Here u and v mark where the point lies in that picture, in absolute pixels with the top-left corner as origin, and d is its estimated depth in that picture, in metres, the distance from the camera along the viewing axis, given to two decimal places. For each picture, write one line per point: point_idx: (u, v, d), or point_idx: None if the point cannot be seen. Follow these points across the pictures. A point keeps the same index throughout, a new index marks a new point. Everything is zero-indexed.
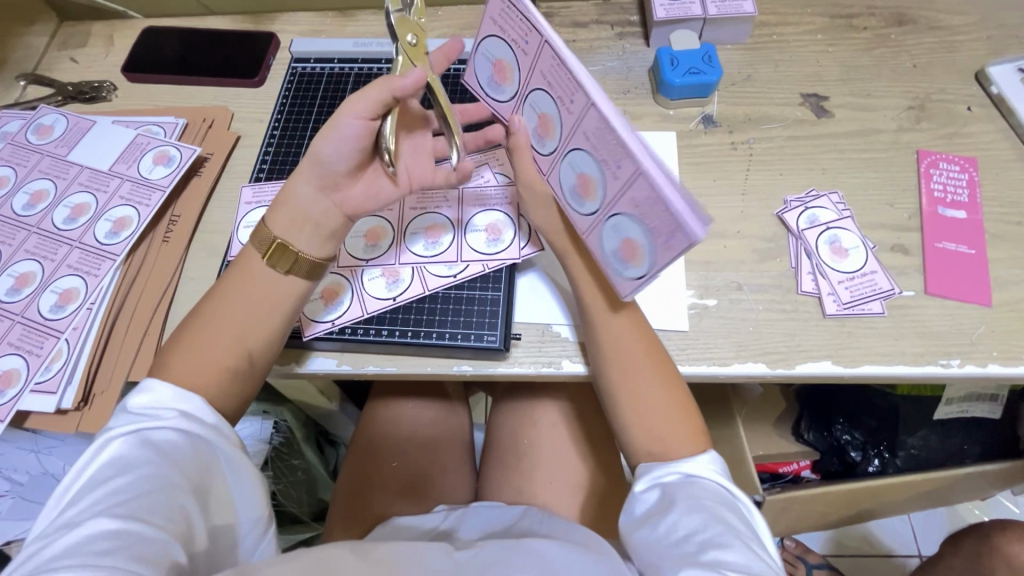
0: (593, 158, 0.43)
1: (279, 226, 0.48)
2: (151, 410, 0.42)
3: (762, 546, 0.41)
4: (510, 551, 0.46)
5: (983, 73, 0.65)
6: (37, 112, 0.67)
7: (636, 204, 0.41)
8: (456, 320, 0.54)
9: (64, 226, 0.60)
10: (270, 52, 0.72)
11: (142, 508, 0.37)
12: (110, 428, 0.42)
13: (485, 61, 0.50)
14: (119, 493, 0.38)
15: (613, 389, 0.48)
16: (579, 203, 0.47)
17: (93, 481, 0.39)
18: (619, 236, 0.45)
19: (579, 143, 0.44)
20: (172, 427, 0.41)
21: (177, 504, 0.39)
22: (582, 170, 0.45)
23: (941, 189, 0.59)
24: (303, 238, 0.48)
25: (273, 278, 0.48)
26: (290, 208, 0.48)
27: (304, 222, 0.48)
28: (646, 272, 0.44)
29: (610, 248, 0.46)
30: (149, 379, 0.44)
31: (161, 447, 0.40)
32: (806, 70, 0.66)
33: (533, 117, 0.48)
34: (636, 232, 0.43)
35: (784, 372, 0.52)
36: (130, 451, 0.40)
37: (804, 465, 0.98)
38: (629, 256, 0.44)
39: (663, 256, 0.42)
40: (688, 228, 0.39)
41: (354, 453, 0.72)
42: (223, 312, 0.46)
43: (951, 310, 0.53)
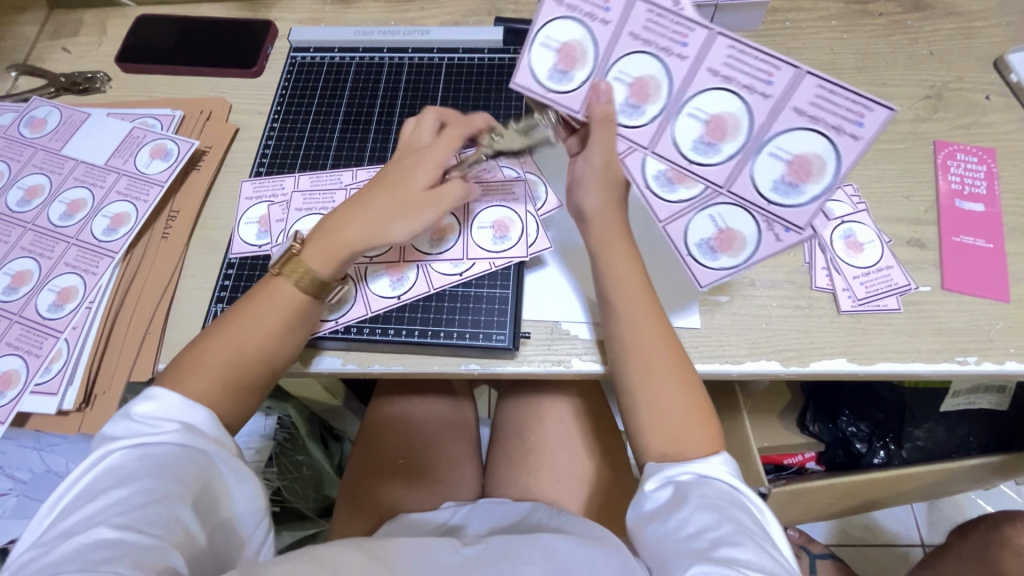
0: (729, 96, 0.44)
1: (319, 258, 0.48)
2: (155, 419, 0.41)
3: (776, 546, 0.41)
4: (518, 547, 0.45)
5: (1002, 60, 0.63)
6: (30, 105, 0.65)
7: (777, 156, 0.44)
8: (464, 319, 0.53)
9: (60, 222, 0.59)
10: (268, 41, 0.70)
11: (141, 519, 0.36)
12: (109, 435, 0.41)
13: (543, 52, 0.47)
14: (118, 504, 0.37)
15: (635, 386, 0.47)
16: (669, 190, 0.52)
17: (89, 490, 0.38)
18: (714, 227, 0.51)
19: (704, 82, 0.44)
20: (172, 440, 0.40)
21: (175, 515, 0.37)
22: (709, 116, 0.45)
23: (959, 181, 0.57)
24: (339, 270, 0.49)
25: (302, 298, 0.48)
26: (334, 244, 0.48)
27: (345, 255, 0.48)
28: (740, 261, 0.50)
29: (700, 236, 0.51)
30: (156, 387, 0.43)
31: (161, 459, 0.39)
32: (820, 58, 0.64)
33: (624, 87, 0.46)
34: (737, 219, 0.50)
35: (798, 369, 0.51)
36: (129, 462, 0.39)
37: (809, 457, 0.97)
38: (725, 246, 0.50)
39: (769, 246, 0.49)
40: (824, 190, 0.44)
41: (360, 449, 0.72)
42: (248, 334, 0.46)
43: (969, 306, 0.52)
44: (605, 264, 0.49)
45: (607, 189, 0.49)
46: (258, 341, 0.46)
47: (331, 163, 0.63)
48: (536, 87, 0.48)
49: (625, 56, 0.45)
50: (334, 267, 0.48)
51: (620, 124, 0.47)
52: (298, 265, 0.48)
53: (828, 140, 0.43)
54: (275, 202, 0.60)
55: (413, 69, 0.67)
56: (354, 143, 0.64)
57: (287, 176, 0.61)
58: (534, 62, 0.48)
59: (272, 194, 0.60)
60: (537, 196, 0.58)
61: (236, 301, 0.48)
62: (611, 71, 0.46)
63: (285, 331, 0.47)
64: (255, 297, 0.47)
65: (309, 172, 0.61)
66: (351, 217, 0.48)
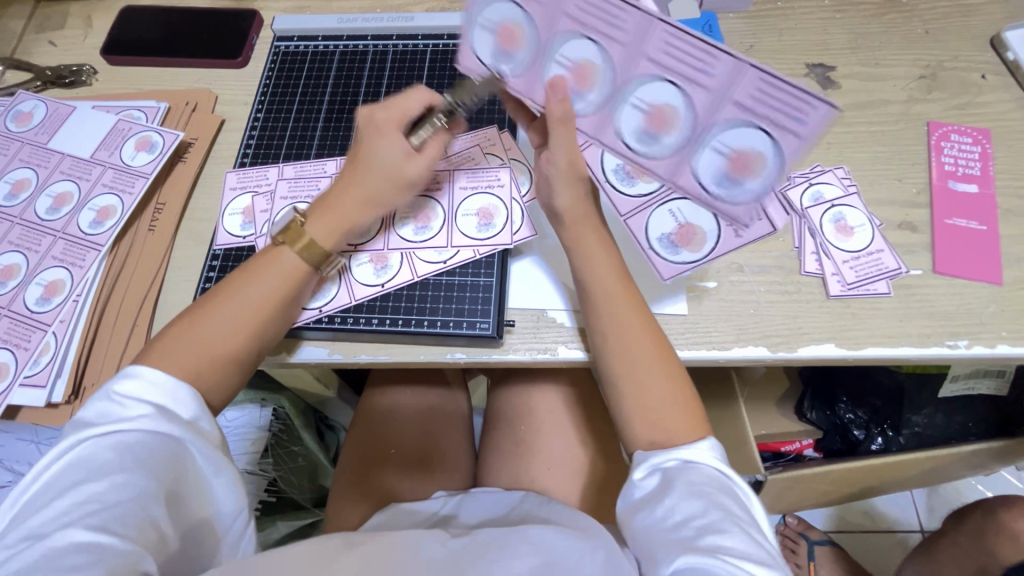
0: (673, 84, 0.44)
1: (319, 228, 0.48)
2: (130, 405, 0.40)
3: (761, 532, 0.41)
4: (504, 540, 0.44)
5: (999, 38, 0.62)
6: (15, 99, 0.65)
7: (719, 150, 0.45)
8: (448, 308, 0.53)
9: (47, 216, 0.59)
10: (253, 31, 0.69)
11: (113, 518, 0.36)
12: (81, 423, 0.40)
13: (482, 37, 0.47)
14: (92, 502, 0.37)
15: (619, 376, 0.47)
16: (627, 184, 0.55)
17: (57, 486, 0.37)
18: (673, 223, 0.53)
19: (644, 68, 0.44)
20: (142, 431, 0.39)
21: (148, 514, 0.37)
22: (653, 105, 0.45)
23: (952, 162, 0.56)
24: (338, 240, 0.49)
25: (298, 268, 0.48)
26: (331, 215, 0.49)
27: (344, 227, 0.49)
28: (699, 256, 0.52)
29: (660, 231, 0.53)
30: (134, 366, 0.42)
31: (136, 451, 0.39)
32: (812, 38, 0.63)
33: (566, 72, 0.46)
34: (697, 215, 0.53)
35: (786, 355, 0.51)
36: (99, 455, 0.38)
37: (806, 444, 0.98)
38: (685, 241, 0.53)
39: (729, 242, 0.52)
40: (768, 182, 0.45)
41: (352, 438, 0.72)
42: (243, 306, 0.46)
43: (960, 289, 0.52)
44: (581, 256, 0.49)
45: (573, 185, 0.47)
46: (258, 313, 0.46)
47: (315, 153, 0.62)
48: (481, 73, 0.48)
49: (564, 39, 0.45)
50: (334, 240, 0.49)
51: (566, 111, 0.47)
52: (300, 235, 0.48)
53: (768, 135, 0.43)
54: (258, 193, 0.60)
55: (397, 56, 0.67)
56: (338, 132, 0.63)
57: (270, 166, 0.61)
58: (475, 48, 0.48)
59: (256, 184, 0.60)
60: (522, 184, 0.57)
61: (236, 269, 0.48)
62: (552, 53, 0.46)
63: (286, 304, 0.48)
64: (256, 267, 0.47)
65: (293, 162, 0.61)
66: (348, 186, 0.49)
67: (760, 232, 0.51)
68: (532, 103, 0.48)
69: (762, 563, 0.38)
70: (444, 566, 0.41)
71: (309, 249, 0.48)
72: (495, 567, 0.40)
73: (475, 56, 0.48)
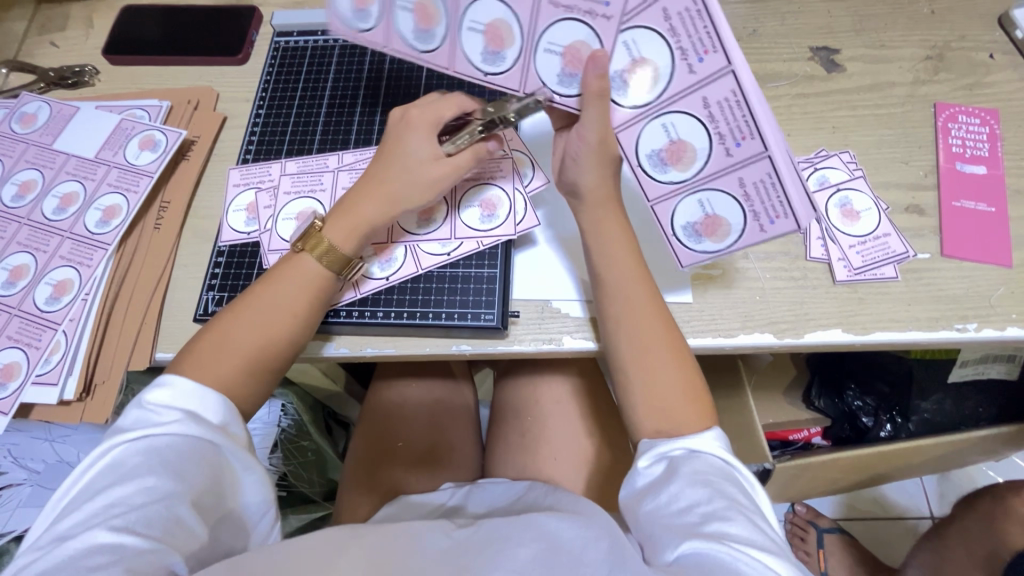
0: (663, 42, 0.41)
1: (336, 232, 0.48)
2: (160, 409, 0.41)
3: (767, 521, 0.41)
4: (510, 527, 0.44)
5: (1007, 16, 0.61)
6: (20, 100, 0.65)
7: (708, 105, 0.42)
8: (452, 299, 0.53)
9: (55, 216, 0.59)
10: (253, 27, 0.69)
11: (140, 519, 0.37)
12: (119, 426, 0.41)
13: (400, 16, 0.45)
14: (118, 504, 0.37)
15: (630, 370, 0.46)
16: (660, 171, 0.47)
17: (89, 490, 0.38)
18: (699, 212, 0.47)
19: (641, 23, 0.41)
20: (174, 433, 0.40)
21: (175, 514, 0.37)
22: (637, 56, 0.43)
23: (960, 144, 0.56)
24: (356, 243, 0.49)
25: (319, 269, 0.48)
26: (350, 218, 0.49)
27: (364, 230, 0.49)
28: (721, 247, 0.48)
29: (686, 219, 0.48)
30: (168, 374, 0.43)
31: (162, 453, 0.39)
32: (816, 21, 0.62)
33: (556, 57, 0.44)
34: (726, 207, 0.46)
35: (792, 341, 0.50)
36: (131, 457, 0.39)
37: (815, 432, 0.98)
38: (710, 231, 0.47)
39: (755, 236, 0.46)
40: (760, 140, 0.42)
41: (361, 432, 0.73)
42: (271, 314, 0.46)
43: (968, 272, 0.51)
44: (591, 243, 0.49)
45: (603, 165, 0.47)
46: (284, 321, 0.46)
47: (317, 148, 0.62)
48: (342, 31, 0.47)
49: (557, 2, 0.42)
50: (352, 244, 0.49)
51: (487, 74, 0.47)
52: (320, 241, 0.48)
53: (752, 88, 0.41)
54: (262, 189, 0.60)
55: None
56: (340, 126, 0.63)
57: (273, 162, 0.61)
58: (331, 10, 0.46)
59: (259, 180, 0.60)
60: (525, 174, 0.57)
61: (261, 276, 0.49)
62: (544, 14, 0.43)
63: (308, 312, 0.48)
64: (282, 274, 0.48)
65: (296, 158, 0.61)
66: (368, 189, 0.49)
67: (786, 229, 0.44)
68: (455, 73, 0.48)
69: (768, 550, 0.38)
70: (450, 557, 0.41)
71: (330, 253, 0.48)
72: (498, 557, 0.40)
73: (395, 35, 0.46)
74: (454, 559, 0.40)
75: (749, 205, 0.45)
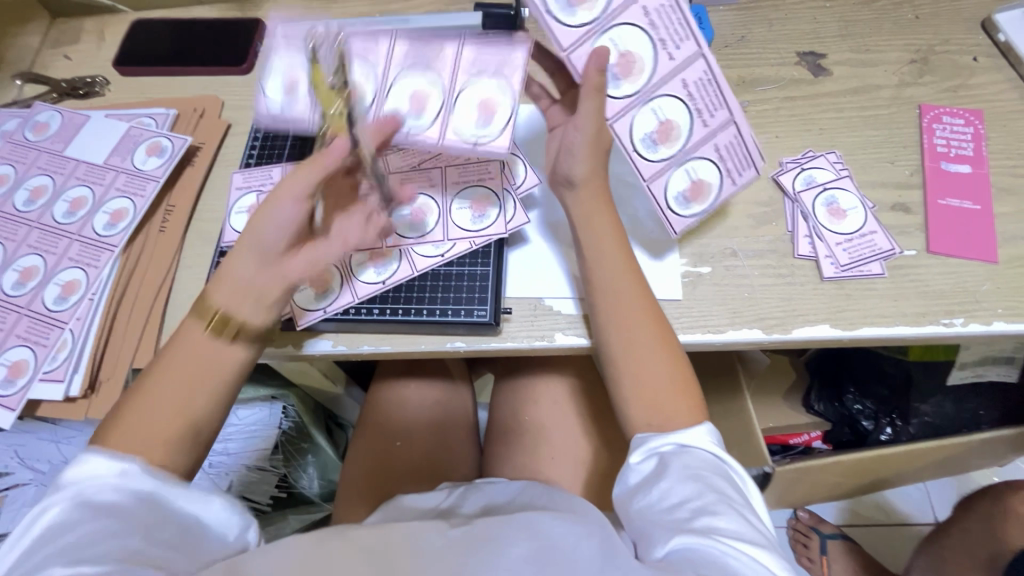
0: (648, 36, 0.48)
1: (221, 299, 0.45)
2: (85, 469, 0.40)
3: (755, 513, 0.41)
4: (502, 527, 0.44)
5: (990, 20, 0.62)
6: (33, 110, 0.68)
7: (686, 85, 0.49)
8: (445, 296, 0.55)
9: (64, 219, 0.61)
10: (257, 38, 0.72)
11: (96, 555, 0.36)
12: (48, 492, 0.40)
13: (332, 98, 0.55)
14: (63, 552, 0.36)
15: (619, 367, 0.47)
16: (652, 150, 0.50)
17: (31, 549, 0.37)
18: (685, 181, 0.51)
19: (630, 20, 0.47)
20: (113, 479, 0.39)
21: (128, 544, 0.37)
22: (623, 50, 0.48)
23: (945, 143, 0.57)
24: (247, 306, 0.45)
25: (208, 344, 0.45)
26: (229, 286, 0.45)
27: (247, 292, 0.45)
28: (707, 211, 0.52)
29: (676, 191, 0.51)
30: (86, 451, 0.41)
31: (101, 501, 0.38)
32: (803, 27, 0.64)
33: (473, 112, 0.53)
34: (708, 171, 0.51)
35: (780, 337, 0.51)
36: (68, 511, 0.38)
37: (815, 436, 0.98)
38: (696, 196, 0.51)
39: (730, 192, 0.51)
40: (727, 108, 0.50)
41: (360, 433, 0.74)
42: (173, 386, 0.43)
43: (955, 267, 0.52)
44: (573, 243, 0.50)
45: (594, 156, 0.48)
46: (187, 392, 0.43)
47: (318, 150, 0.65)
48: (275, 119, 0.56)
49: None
50: (241, 305, 0.45)
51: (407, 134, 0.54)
52: (208, 308, 0.45)
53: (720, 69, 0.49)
54: (263, 192, 0.61)
55: None
56: None
57: (274, 166, 0.63)
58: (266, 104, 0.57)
59: (261, 184, 0.62)
60: (516, 175, 0.59)
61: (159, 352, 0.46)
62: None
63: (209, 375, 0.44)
64: (180, 343, 0.45)
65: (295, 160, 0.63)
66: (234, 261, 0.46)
67: (751, 178, 0.51)
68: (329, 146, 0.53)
69: (755, 543, 0.38)
70: (442, 555, 0.41)
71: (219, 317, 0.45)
72: (491, 555, 0.40)
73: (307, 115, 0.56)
74: (446, 556, 0.41)
75: (723, 165, 0.51)
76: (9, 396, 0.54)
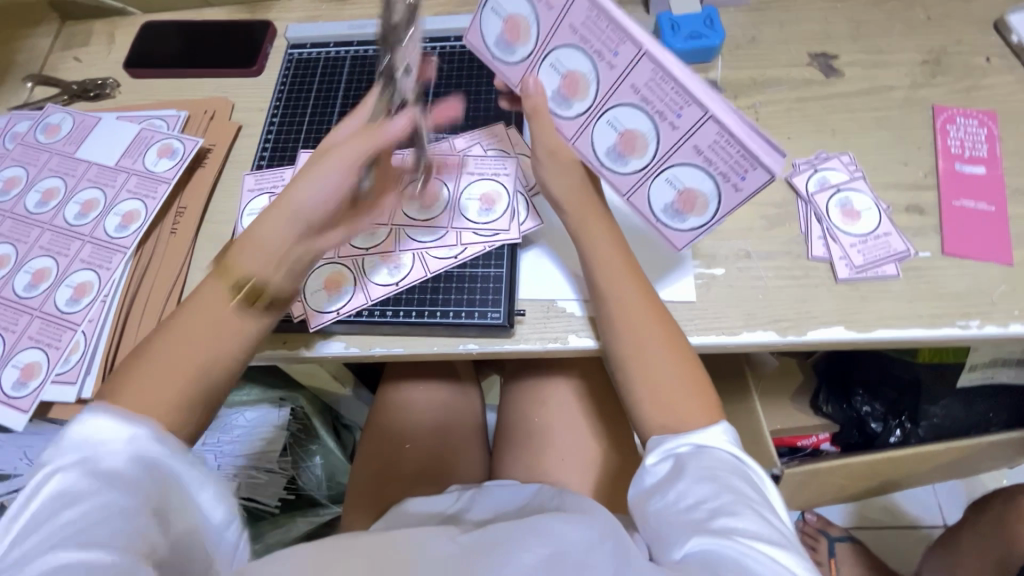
0: (582, 52, 0.45)
1: (249, 265, 0.44)
2: (90, 443, 0.38)
3: (773, 511, 0.41)
4: (516, 530, 0.44)
5: (1002, 21, 0.62)
6: (44, 112, 0.68)
7: (638, 90, 0.45)
8: (459, 298, 0.55)
9: (76, 221, 0.61)
10: (267, 40, 0.72)
11: (95, 538, 0.34)
12: (47, 456, 0.38)
13: None
14: (70, 528, 0.35)
15: (631, 370, 0.47)
16: (620, 164, 0.49)
17: (37, 520, 0.36)
18: (671, 190, 0.48)
19: (566, 38, 0.45)
20: (120, 448, 0.38)
21: (139, 529, 0.36)
22: (565, 71, 0.47)
23: (958, 145, 0.56)
24: (276, 274, 0.44)
25: (236, 316, 0.44)
26: (261, 251, 0.44)
27: (274, 260, 0.44)
28: (707, 218, 0.48)
29: (662, 202, 0.49)
30: (92, 408, 0.40)
31: (111, 476, 0.37)
32: (814, 28, 0.64)
33: (474, 204, 0.58)
34: (694, 177, 0.46)
35: (794, 339, 0.51)
36: (75, 484, 0.37)
37: (824, 438, 0.95)
38: (688, 206, 0.48)
39: (731, 198, 0.45)
40: (698, 104, 0.43)
41: (370, 435, 0.73)
42: (197, 344, 0.43)
43: (970, 269, 0.52)
44: (586, 244, 0.49)
45: (564, 173, 0.49)
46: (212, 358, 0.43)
47: None
48: None
49: (482, 32, 0.48)
50: (269, 271, 0.44)
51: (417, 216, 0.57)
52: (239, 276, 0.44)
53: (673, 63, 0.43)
54: (275, 193, 0.61)
55: None
56: None
57: (286, 168, 0.63)
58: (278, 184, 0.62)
59: (273, 185, 0.62)
60: (528, 177, 0.59)
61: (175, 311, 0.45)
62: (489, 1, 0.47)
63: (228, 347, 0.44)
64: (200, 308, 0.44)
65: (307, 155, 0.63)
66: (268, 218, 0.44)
67: (756, 180, 0.43)
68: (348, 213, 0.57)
69: (775, 543, 0.38)
70: (456, 560, 0.41)
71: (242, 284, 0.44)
72: (506, 561, 0.40)
73: None
74: (460, 562, 0.41)
75: (714, 168, 0.45)
76: (21, 398, 0.54)
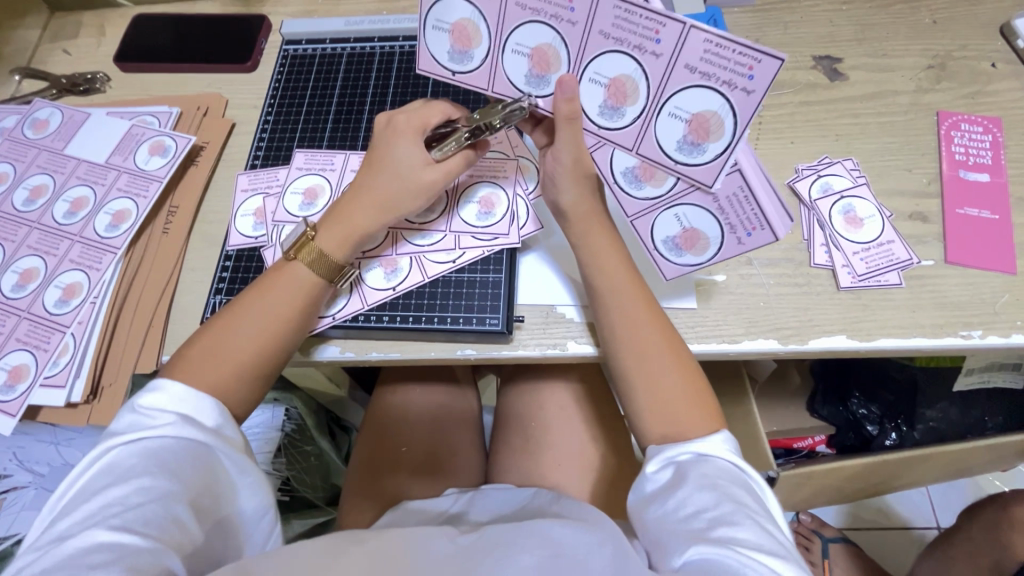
0: (541, 25, 0.44)
1: (328, 243, 0.49)
2: (155, 411, 0.41)
3: (776, 524, 0.40)
4: (516, 533, 0.43)
5: (1009, 26, 0.61)
6: (32, 106, 0.66)
7: (608, 34, 0.43)
8: (457, 303, 0.54)
9: (65, 220, 0.60)
10: (262, 35, 0.70)
11: (138, 519, 0.36)
12: (110, 431, 0.41)
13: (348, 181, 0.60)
14: (116, 505, 0.37)
15: (632, 377, 0.46)
16: (636, 187, 0.50)
17: (88, 490, 0.38)
18: (680, 121, 0.44)
19: (518, 17, 0.45)
20: (172, 434, 0.40)
21: (173, 513, 0.37)
22: (531, 50, 0.46)
23: (963, 152, 0.56)
24: (349, 251, 0.50)
25: (303, 275, 0.48)
26: (341, 227, 0.49)
27: (355, 238, 0.50)
28: (726, 140, 0.43)
29: (675, 138, 0.45)
30: (160, 379, 0.43)
31: (159, 454, 0.39)
32: (818, 30, 0.63)
33: (474, 206, 0.57)
34: (700, 100, 0.43)
35: (796, 348, 0.50)
36: (128, 459, 0.39)
37: (819, 440, 0.96)
38: (703, 133, 0.44)
39: (744, 104, 0.41)
40: (674, 21, 0.40)
41: (365, 438, 0.73)
42: (261, 316, 0.46)
43: (973, 279, 0.51)
44: (585, 250, 0.49)
45: (579, 183, 0.48)
46: (278, 328, 0.47)
47: (326, 145, 0.64)
48: (289, 218, 0.58)
49: (432, 51, 0.48)
50: (345, 251, 0.49)
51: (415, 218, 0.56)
52: (311, 250, 0.48)
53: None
54: (270, 194, 0.60)
55: (404, 57, 0.67)
56: (348, 131, 0.64)
57: (281, 168, 0.62)
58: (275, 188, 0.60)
59: (267, 186, 0.61)
60: (529, 181, 0.58)
61: (249, 287, 0.48)
62: (430, 21, 0.47)
63: (291, 318, 0.47)
64: (272, 280, 0.48)
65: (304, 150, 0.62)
66: (358, 199, 0.50)
67: (766, 74, 0.39)
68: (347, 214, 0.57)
69: (776, 553, 0.37)
70: (451, 562, 0.40)
71: (322, 263, 0.48)
72: (502, 561, 0.40)
73: (319, 190, 0.59)
74: (460, 562, 0.40)
75: (714, 79, 0.41)
76: (8, 401, 0.53)
